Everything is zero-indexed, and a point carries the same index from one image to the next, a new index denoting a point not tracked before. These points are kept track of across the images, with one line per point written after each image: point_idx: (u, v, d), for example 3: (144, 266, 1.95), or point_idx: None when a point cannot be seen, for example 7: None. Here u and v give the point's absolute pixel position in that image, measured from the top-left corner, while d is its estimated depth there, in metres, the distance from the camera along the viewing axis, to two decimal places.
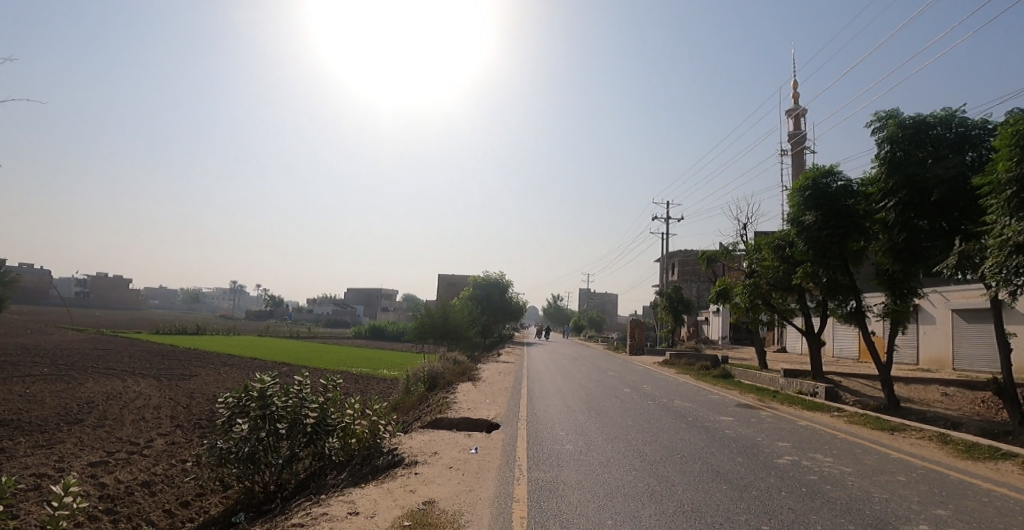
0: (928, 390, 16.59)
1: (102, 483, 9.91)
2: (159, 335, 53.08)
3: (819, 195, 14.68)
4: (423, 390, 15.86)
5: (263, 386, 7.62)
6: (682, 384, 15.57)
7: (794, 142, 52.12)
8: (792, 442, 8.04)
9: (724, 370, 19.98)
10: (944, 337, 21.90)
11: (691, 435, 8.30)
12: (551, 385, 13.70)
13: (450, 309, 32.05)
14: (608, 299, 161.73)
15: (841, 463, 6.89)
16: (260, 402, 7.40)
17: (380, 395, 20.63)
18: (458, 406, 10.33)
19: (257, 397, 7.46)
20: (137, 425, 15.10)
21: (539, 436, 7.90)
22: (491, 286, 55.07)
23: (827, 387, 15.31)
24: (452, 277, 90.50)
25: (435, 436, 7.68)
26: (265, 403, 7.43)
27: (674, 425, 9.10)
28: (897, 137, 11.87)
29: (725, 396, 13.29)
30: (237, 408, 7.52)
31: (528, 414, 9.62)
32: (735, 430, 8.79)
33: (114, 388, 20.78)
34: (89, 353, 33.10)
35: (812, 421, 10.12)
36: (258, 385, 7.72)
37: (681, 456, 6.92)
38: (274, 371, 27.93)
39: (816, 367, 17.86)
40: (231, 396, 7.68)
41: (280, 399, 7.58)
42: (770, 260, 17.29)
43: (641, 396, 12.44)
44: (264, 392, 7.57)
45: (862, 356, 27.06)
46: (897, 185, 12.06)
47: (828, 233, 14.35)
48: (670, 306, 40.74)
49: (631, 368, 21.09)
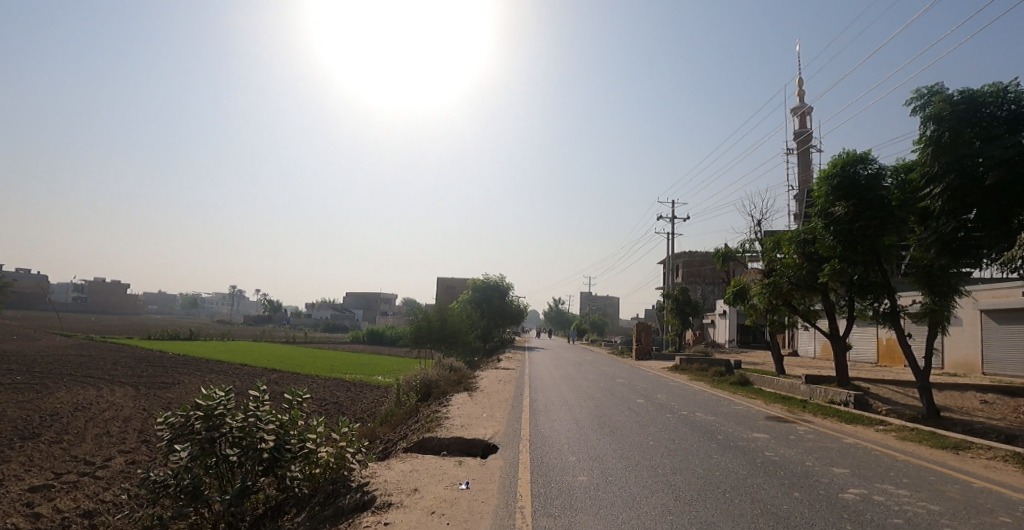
0: (966, 397, 15.22)
1: (36, 513, 8.52)
2: (149, 340, 51.82)
3: (850, 183, 13.44)
4: (415, 401, 14.50)
5: (212, 402, 6.22)
6: (699, 392, 14.19)
7: (800, 140, 50.88)
8: (849, 469, 6.68)
9: (741, 376, 18.56)
10: (973, 339, 20.56)
11: (729, 461, 6.93)
12: (556, 396, 12.32)
13: (447, 313, 30.61)
14: (609, 302, 160.42)
15: (921, 499, 5.55)
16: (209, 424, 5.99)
17: (371, 405, 19.30)
18: (451, 423, 8.97)
19: (207, 416, 6.06)
20: (99, 441, 13.69)
21: (546, 464, 6.55)
22: (490, 289, 53.71)
23: (858, 396, 13.94)
24: (452, 281, 89.25)
25: (418, 464, 6.29)
26: (213, 426, 6.02)
27: (703, 447, 7.74)
28: (944, 115, 10.63)
29: (750, 407, 11.95)
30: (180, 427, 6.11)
31: (530, 434, 8.22)
32: (776, 453, 7.44)
33: (86, 398, 19.39)
34: (71, 360, 31.75)
35: (859, 438, 8.77)
36: (207, 401, 6.32)
37: (721, 492, 5.56)
38: (262, 379, 26.55)
39: (842, 373, 16.47)
40: (174, 413, 6.27)
41: (233, 419, 6.19)
42: (792, 257, 15.91)
43: (657, 409, 11.05)
44: (215, 409, 6.16)
45: (881, 360, 25.72)
46: (944, 169, 10.87)
47: (861, 225, 13.11)
48: (675, 309, 39.41)
49: (639, 374, 19.71)
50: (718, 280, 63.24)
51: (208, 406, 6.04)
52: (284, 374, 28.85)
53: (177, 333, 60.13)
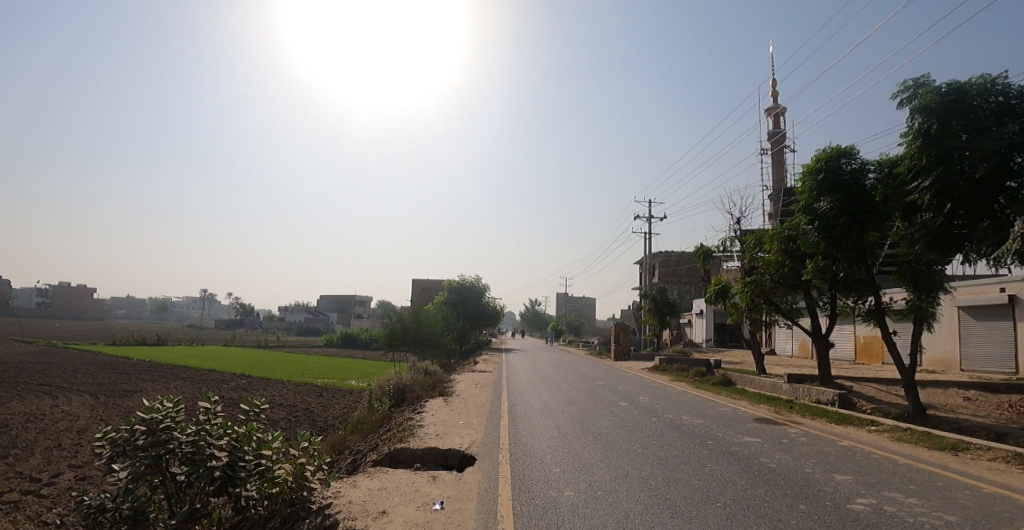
0: (948, 395, 15.16)
1: None
2: (114, 345, 49.75)
3: (834, 178, 13.24)
4: (390, 407, 13.76)
5: (156, 414, 5.21)
6: (684, 394, 13.77)
7: (773, 141, 51.47)
8: (853, 476, 6.26)
9: (724, 376, 18.25)
10: (950, 336, 20.71)
11: (726, 469, 6.43)
12: (537, 399, 11.75)
13: (423, 314, 29.81)
14: (587, 303, 160.90)
15: (935, 509, 5.13)
16: (154, 441, 5.00)
17: (345, 411, 18.46)
18: (426, 431, 8.30)
19: (153, 430, 5.07)
20: (46, 455, 12.59)
21: (530, 477, 5.97)
22: (468, 290, 53.06)
23: (843, 395, 13.72)
24: (429, 282, 88.13)
25: (386, 482, 5.62)
26: (158, 442, 5.03)
27: (696, 453, 7.24)
28: (933, 107, 10.47)
29: (737, 408, 11.55)
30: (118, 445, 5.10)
31: (510, 443, 7.61)
32: (773, 459, 6.97)
33: (38, 408, 18.12)
34: (27, 367, 30.03)
35: (853, 441, 8.41)
36: (150, 412, 5.30)
37: (723, 506, 5.04)
38: (230, 386, 25.38)
39: (825, 372, 16.29)
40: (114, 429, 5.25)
41: (182, 432, 5.20)
42: (773, 254, 15.67)
43: (644, 412, 10.57)
44: (162, 422, 5.18)
45: (858, 358, 25.87)
46: (932, 162, 10.71)
47: (846, 220, 12.91)
48: (654, 309, 39.29)
49: (621, 375, 19.30)
50: (695, 280, 63.65)
51: (154, 419, 5.07)
52: (253, 379, 27.66)
53: (142, 338, 57.84)
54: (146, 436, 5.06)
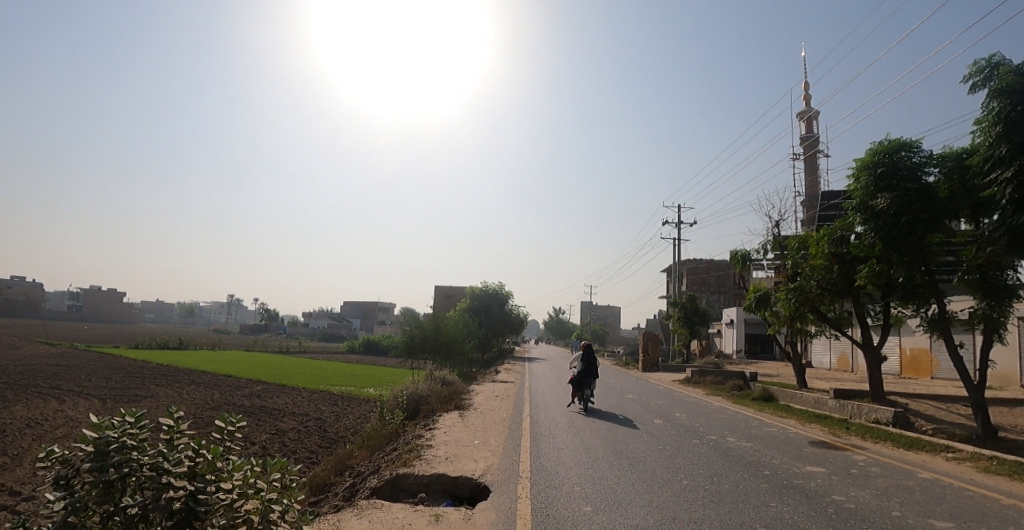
0: (1019, 415, 13.57)
1: None
2: (137, 349, 50.11)
3: (892, 172, 11.97)
4: (402, 420, 12.78)
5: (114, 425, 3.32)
6: (723, 411, 12.45)
7: (806, 145, 49.44)
8: (956, 523, 5.07)
9: (763, 390, 16.86)
10: (1012, 350, 18.91)
11: (795, 511, 5.26)
12: (560, 415, 10.63)
13: (442, 321, 28.91)
14: (610, 312, 158.54)
15: None
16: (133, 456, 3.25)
17: (357, 423, 17.54)
18: (435, 452, 7.26)
19: (132, 443, 3.32)
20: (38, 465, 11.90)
21: (558, 517, 4.91)
22: (489, 297, 52.15)
23: (902, 414, 12.28)
24: (450, 289, 87.75)
25: (379, 522, 4.61)
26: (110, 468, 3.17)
27: (752, 487, 6.08)
28: (1013, 87, 9.24)
29: (786, 429, 10.23)
30: (65, 468, 3.27)
31: (531, 470, 6.53)
32: (849, 498, 5.76)
33: (43, 413, 17.63)
34: (46, 369, 30.06)
35: (935, 472, 7.15)
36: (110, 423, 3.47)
37: None
38: (243, 392, 24.77)
39: (877, 387, 14.82)
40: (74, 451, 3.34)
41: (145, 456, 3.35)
42: (819, 259, 14.29)
43: (681, 432, 9.39)
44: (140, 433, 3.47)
45: (905, 371, 24.03)
46: (1013, 149, 9.42)
47: (907, 218, 11.58)
48: (683, 317, 37.74)
49: (650, 388, 17.98)
50: (724, 288, 61.59)
51: (132, 428, 3.33)
52: (267, 386, 27.07)
53: (166, 342, 58.32)
54: (113, 456, 3.26)
